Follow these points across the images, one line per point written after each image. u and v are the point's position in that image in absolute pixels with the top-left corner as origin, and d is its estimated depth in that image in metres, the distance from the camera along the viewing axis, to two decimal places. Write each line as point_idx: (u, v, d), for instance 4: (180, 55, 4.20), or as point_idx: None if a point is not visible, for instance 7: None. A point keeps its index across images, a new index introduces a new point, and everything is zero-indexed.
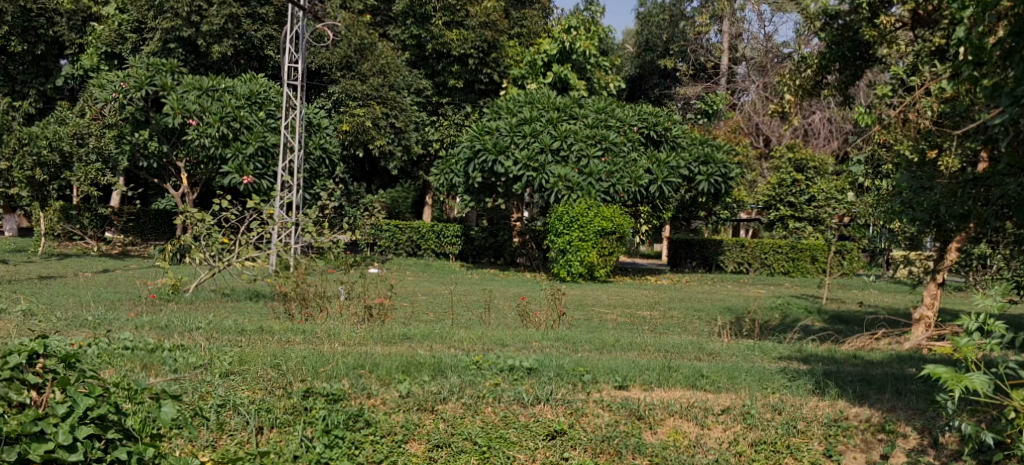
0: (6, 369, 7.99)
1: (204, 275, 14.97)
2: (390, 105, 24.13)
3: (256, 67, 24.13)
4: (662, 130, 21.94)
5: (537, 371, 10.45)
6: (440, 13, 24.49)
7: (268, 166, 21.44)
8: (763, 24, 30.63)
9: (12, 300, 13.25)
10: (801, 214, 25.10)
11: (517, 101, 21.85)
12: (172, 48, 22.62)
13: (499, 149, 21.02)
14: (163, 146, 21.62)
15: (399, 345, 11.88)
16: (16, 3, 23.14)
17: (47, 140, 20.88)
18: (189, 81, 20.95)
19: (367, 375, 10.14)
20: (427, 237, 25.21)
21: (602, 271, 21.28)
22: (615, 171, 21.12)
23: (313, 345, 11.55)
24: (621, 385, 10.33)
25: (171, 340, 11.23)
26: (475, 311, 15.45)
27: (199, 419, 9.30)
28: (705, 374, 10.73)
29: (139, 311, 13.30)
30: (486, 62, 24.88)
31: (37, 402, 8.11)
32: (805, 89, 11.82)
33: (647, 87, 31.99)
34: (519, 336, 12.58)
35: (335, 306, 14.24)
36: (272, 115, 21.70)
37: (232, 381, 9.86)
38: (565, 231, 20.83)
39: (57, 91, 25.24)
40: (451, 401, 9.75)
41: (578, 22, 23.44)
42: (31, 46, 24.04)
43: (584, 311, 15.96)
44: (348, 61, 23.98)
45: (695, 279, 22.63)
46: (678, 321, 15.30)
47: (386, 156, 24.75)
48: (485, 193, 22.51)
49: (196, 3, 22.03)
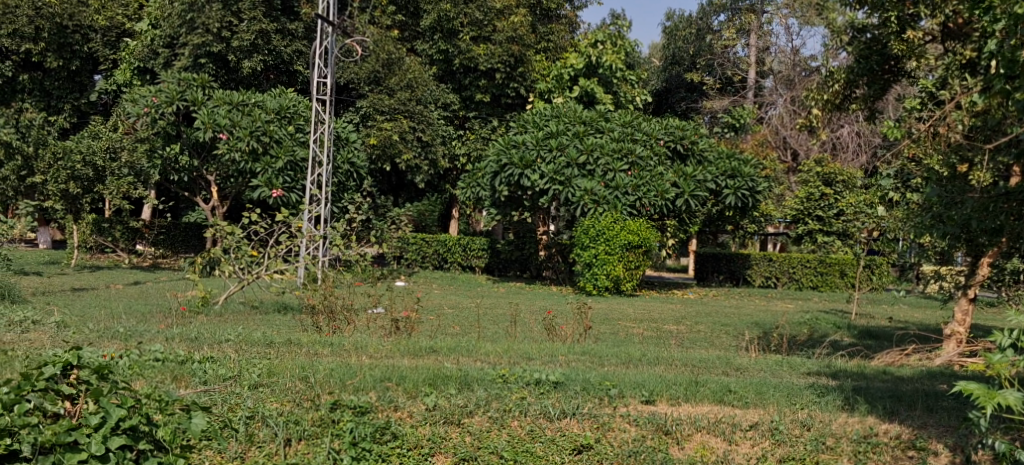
0: (42, 379, 8.12)
1: (233, 287, 15.09)
2: (417, 118, 24.20)
3: (286, 82, 24.36)
4: (689, 144, 21.94)
5: (563, 385, 10.47)
6: (466, 29, 24.65)
7: (297, 179, 21.58)
8: (790, 37, 30.59)
9: (46, 312, 13.40)
10: (829, 228, 24.99)
11: (545, 115, 22.03)
12: (203, 63, 22.78)
13: (525, 163, 21.17)
14: (195, 160, 21.87)
15: (426, 358, 11.94)
16: (52, 19, 23.40)
17: (81, 155, 21.06)
18: (220, 95, 21.22)
19: (394, 388, 10.23)
20: (453, 250, 25.29)
21: (628, 284, 21.25)
22: (642, 185, 21.13)
23: (341, 357, 11.65)
24: (648, 399, 10.32)
25: (201, 352, 11.34)
26: (501, 324, 15.49)
27: (228, 431, 9.32)
28: (733, 389, 10.71)
29: (170, 322, 13.44)
30: (512, 77, 24.80)
31: (72, 412, 8.23)
32: (833, 104, 11.79)
33: (673, 102, 31.70)
34: (545, 350, 12.61)
35: (363, 319, 14.29)
36: (301, 130, 21.89)
37: (261, 393, 9.94)
38: (591, 245, 20.83)
39: (91, 105, 25.57)
40: (477, 415, 9.82)
41: (604, 36, 23.60)
42: (66, 61, 24.30)
43: (611, 324, 15.96)
44: (377, 76, 24.28)
45: (723, 294, 22.58)
46: (705, 336, 15.28)
47: (413, 169, 24.87)
48: (511, 207, 22.60)
49: (227, 18, 22.30)
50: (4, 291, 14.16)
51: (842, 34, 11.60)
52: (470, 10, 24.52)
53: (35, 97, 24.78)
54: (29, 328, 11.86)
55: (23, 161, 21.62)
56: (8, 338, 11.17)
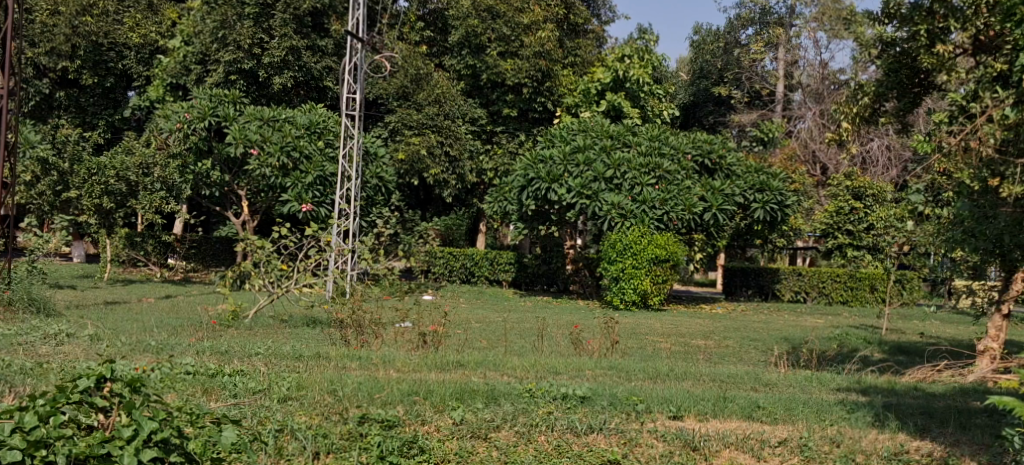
0: (76, 392, 8.23)
1: (263, 301, 15.22)
2: (445, 133, 24.32)
3: (315, 98, 24.61)
4: (716, 158, 22.01)
5: (590, 399, 10.54)
6: (494, 44, 24.79)
7: (326, 194, 21.72)
8: (819, 50, 30.53)
9: (80, 325, 13.57)
10: (859, 242, 24.83)
11: (572, 130, 22.18)
12: (234, 80, 23.04)
13: (552, 178, 21.25)
14: (226, 175, 22.32)
15: (453, 372, 12.00)
16: (88, 37, 23.74)
17: (115, 170, 20.98)
18: (251, 111, 21.51)
19: (421, 402, 10.29)
20: (480, 264, 25.35)
21: (656, 298, 21.20)
22: (669, 199, 21.11)
23: (369, 371, 11.72)
24: (676, 414, 10.35)
25: (231, 365, 11.47)
26: (528, 338, 15.53)
27: (257, 444, 9.28)
28: (761, 405, 10.71)
29: (201, 336, 13.58)
30: (539, 91, 24.88)
31: (105, 425, 8.33)
32: (862, 117, 11.76)
33: (700, 115, 31.54)
34: (572, 364, 12.65)
35: (392, 333, 14.38)
36: (331, 145, 22.06)
37: (290, 406, 10.03)
38: (618, 259, 20.85)
39: (125, 121, 25.91)
40: (504, 429, 9.85)
41: (631, 50, 23.68)
42: (101, 78, 24.68)
43: (638, 339, 15.96)
44: (405, 91, 24.46)
45: (751, 309, 22.47)
46: (733, 351, 15.26)
47: (440, 183, 25.02)
48: (538, 221, 22.67)
49: (258, 36, 22.67)
50: (39, 304, 14.37)
51: (870, 47, 11.68)
52: (497, 25, 24.70)
53: (70, 114, 25.10)
54: (63, 340, 12.03)
55: (59, 176, 21.58)
56: (43, 351, 11.34)
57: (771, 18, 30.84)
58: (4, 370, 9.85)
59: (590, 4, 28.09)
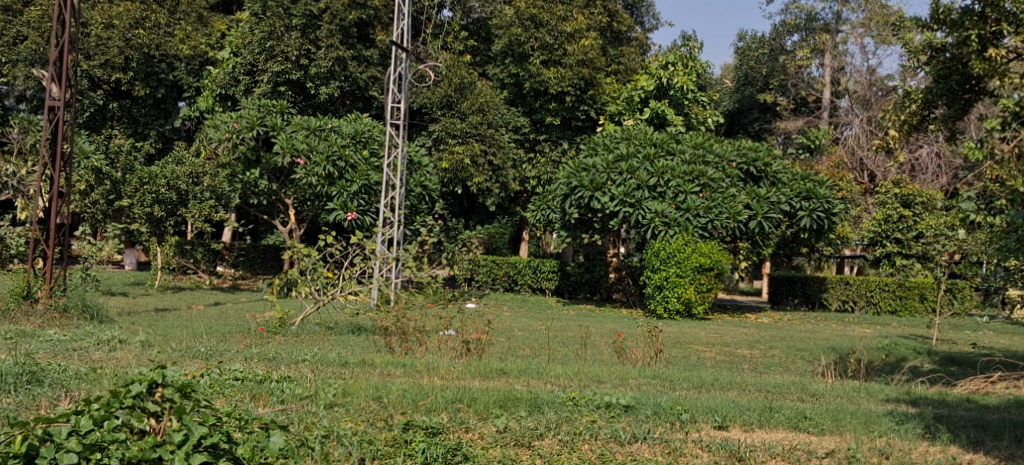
0: (129, 396, 8.19)
1: (309, 308, 15.45)
2: (488, 142, 24.40)
3: (360, 107, 24.94)
4: (762, 165, 21.85)
5: (634, 409, 10.58)
6: (537, 53, 24.58)
7: (371, 203, 22.01)
8: (866, 56, 30.34)
9: (131, 331, 13.84)
10: (908, 251, 24.60)
11: (615, 138, 22.26)
12: (282, 91, 23.27)
13: (595, 186, 21.33)
14: (274, 184, 22.59)
15: (496, 380, 12.10)
16: (140, 49, 24.33)
17: (165, 179, 21.56)
18: (297, 121, 21.81)
19: (464, 410, 10.40)
20: (523, 272, 25.43)
21: (700, 308, 21.09)
22: (715, 207, 21.04)
23: (413, 378, 11.83)
24: (721, 425, 10.36)
25: (279, 372, 11.65)
26: (571, 347, 15.60)
27: (304, 449, 9.23)
28: (808, 415, 10.69)
29: (250, 342, 13.78)
30: (582, 100, 24.99)
31: (156, 429, 8.26)
32: (910, 125, 11.71)
33: (746, 122, 31.58)
34: (615, 373, 12.69)
35: (435, 341, 14.49)
36: (376, 154, 22.26)
37: (336, 412, 10.15)
38: (662, 267, 20.85)
39: (175, 131, 26.31)
40: (547, 438, 9.89)
41: (675, 57, 23.78)
42: (153, 90, 25.03)
43: (683, 348, 15.96)
44: (449, 100, 24.57)
45: (798, 318, 22.29)
46: (779, 361, 15.18)
47: (484, 192, 25.15)
48: (582, 229, 22.72)
49: (305, 46, 23.04)
50: (93, 311, 14.62)
51: (920, 53, 11.58)
52: (540, 34, 24.42)
53: (123, 124, 25.56)
54: (116, 346, 12.28)
55: (112, 185, 21.15)
56: (96, 356, 11.58)
57: (816, 24, 30.59)
58: (59, 374, 10.10)
59: (633, 12, 28.00)
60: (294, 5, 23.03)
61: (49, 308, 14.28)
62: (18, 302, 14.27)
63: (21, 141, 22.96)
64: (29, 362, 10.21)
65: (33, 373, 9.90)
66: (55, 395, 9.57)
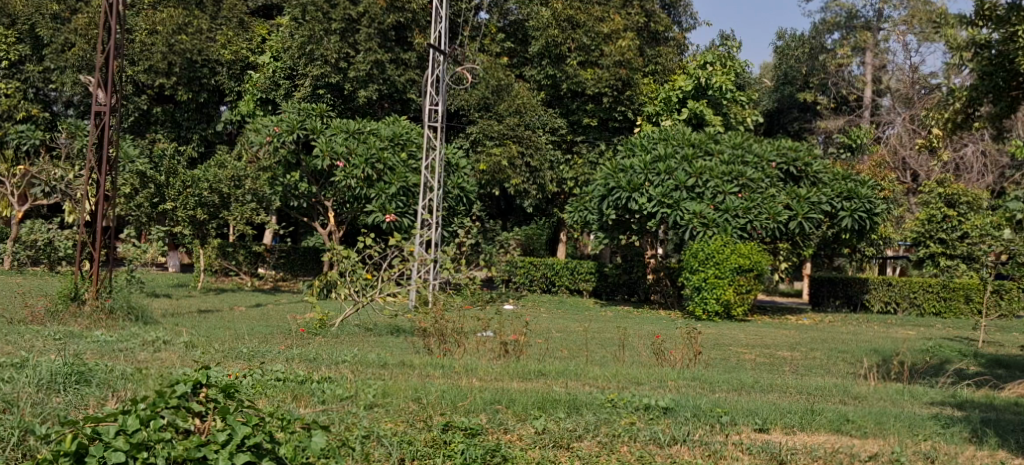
0: (174, 397, 8.39)
1: (349, 310, 15.62)
2: (526, 144, 24.57)
3: (399, 109, 25.28)
4: (802, 165, 21.74)
5: (673, 411, 10.59)
6: (574, 53, 24.77)
7: (409, 205, 22.18)
8: (909, 54, 30.07)
9: (176, 332, 14.02)
10: (953, 251, 24.27)
11: (653, 138, 22.23)
12: (321, 94, 23.88)
13: (633, 187, 21.37)
14: (314, 187, 22.66)
15: (535, 381, 12.14)
16: (184, 55, 24.50)
17: (208, 183, 21.75)
18: (337, 124, 21.97)
19: (504, 411, 10.49)
20: (561, 273, 25.48)
21: (740, 309, 20.98)
22: (753, 207, 21.03)
23: (453, 379, 11.93)
24: (762, 427, 10.34)
25: (320, 372, 11.76)
26: (610, 348, 15.58)
27: (345, 449, 9.36)
28: (851, 418, 10.67)
29: (290, 343, 13.95)
30: (620, 100, 24.90)
31: (201, 429, 8.45)
32: (954, 123, 11.61)
33: (785, 122, 31.17)
34: (654, 375, 12.69)
35: (473, 342, 14.56)
36: (414, 156, 22.45)
37: (376, 413, 10.23)
38: (701, 268, 20.77)
39: (217, 135, 26.55)
40: (587, 440, 9.92)
41: (714, 57, 23.80)
42: (195, 94, 25.33)
43: (722, 350, 15.92)
44: (486, 102, 24.71)
45: (839, 320, 22.14)
46: (821, 363, 15.12)
47: (522, 194, 25.24)
48: (619, 230, 22.69)
49: (344, 50, 23.37)
50: (138, 312, 14.83)
51: (964, 50, 11.42)
52: (578, 36, 24.64)
53: (167, 128, 25.89)
54: (160, 347, 12.44)
55: (156, 189, 21.96)
56: (142, 357, 11.76)
57: (857, 22, 30.50)
58: (107, 374, 10.28)
59: (670, 12, 27.66)
60: (334, 10, 23.31)
61: (95, 309, 14.50)
62: (66, 305, 14.47)
63: (68, 146, 23.34)
64: (78, 362, 10.36)
65: (81, 373, 10.07)
66: (103, 395, 9.74)
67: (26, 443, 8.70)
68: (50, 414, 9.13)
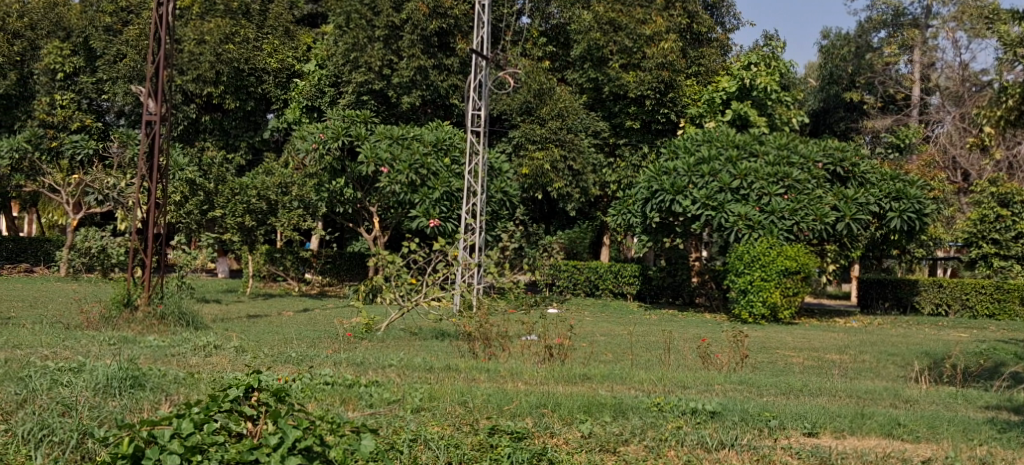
0: (226, 401, 8.54)
1: (394, 314, 15.72)
2: (569, 147, 24.45)
3: (442, 115, 25.35)
4: (849, 166, 21.51)
5: (721, 415, 10.55)
6: (616, 56, 24.75)
7: (453, 209, 22.28)
8: (959, 52, 29.67)
9: (225, 337, 14.21)
10: (1007, 252, 23.98)
11: (696, 140, 22.15)
12: (365, 100, 24.31)
13: (677, 189, 21.34)
14: (359, 193, 22.82)
15: (580, 385, 12.15)
16: (231, 64, 24.80)
17: (256, 190, 22.23)
18: (382, 130, 22.11)
19: (550, 414, 10.49)
20: (604, 277, 25.42)
21: (787, 312, 20.82)
22: (800, 209, 20.89)
23: (498, 383, 11.96)
24: (811, 431, 10.28)
25: (367, 376, 11.85)
26: (654, 352, 15.60)
27: (393, 452, 9.46)
28: (903, 422, 10.56)
29: (337, 348, 14.06)
30: (662, 103, 24.80)
31: (253, 433, 8.56)
32: (1008, 121, 11.47)
33: (832, 122, 30.47)
34: (701, 378, 12.63)
35: (518, 347, 14.59)
36: (457, 161, 22.58)
37: (423, 416, 10.28)
38: (746, 271, 20.64)
39: (264, 143, 26.82)
40: (633, 444, 9.92)
41: (758, 57, 23.48)
42: (242, 102, 25.55)
43: (769, 353, 15.83)
44: (529, 106, 24.87)
45: (889, 322, 21.89)
46: (870, 366, 14.98)
47: (565, 197, 25.26)
48: (663, 233, 22.62)
49: (388, 57, 23.65)
50: (189, 318, 15.04)
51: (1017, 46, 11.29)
52: (619, 38, 24.65)
53: (215, 137, 26.16)
54: (211, 352, 12.61)
55: (205, 196, 22.65)
56: (194, 362, 11.92)
57: (905, 19, 30.62)
58: (160, 378, 10.44)
59: (714, 12, 27.50)
60: (378, 17, 23.58)
61: (148, 315, 14.72)
62: (119, 310, 14.66)
63: (120, 154, 23.94)
64: (132, 366, 10.51)
65: (136, 376, 10.20)
66: (157, 398, 9.90)
67: (84, 446, 8.89)
68: (107, 417, 9.29)
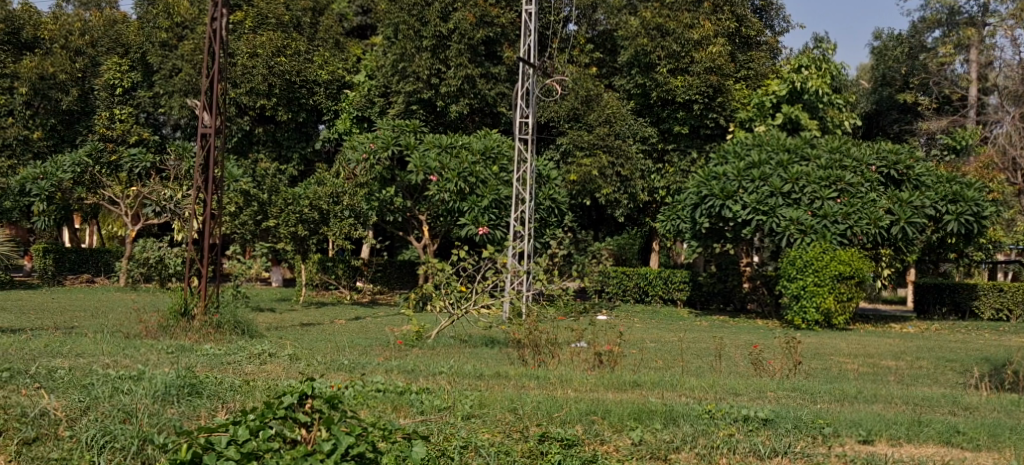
0: (280, 407, 8.67)
1: (444, 322, 15.86)
2: (616, 153, 24.56)
3: (490, 123, 25.54)
4: (904, 168, 21.31)
5: (774, 422, 10.47)
6: (664, 61, 24.58)
7: (501, 217, 22.40)
8: (1017, 50, 29.16)
9: (279, 345, 14.48)
10: None
11: (746, 145, 22.15)
12: (414, 110, 24.57)
13: (727, 194, 21.32)
14: (408, 202, 23.25)
15: (630, 392, 12.21)
16: (283, 76, 25.15)
17: (308, 200, 22.19)
18: (430, 139, 22.48)
19: (600, 422, 10.58)
20: (654, 283, 25.35)
21: (840, 318, 20.64)
22: (853, 213, 20.68)
23: (547, 390, 12.06)
24: (867, 439, 10.26)
25: (417, 383, 12.01)
26: (706, 358, 15.58)
27: (444, 459, 9.61)
28: (962, 430, 10.49)
29: (389, 355, 14.25)
30: (711, 107, 24.68)
31: (307, 440, 8.66)
32: None
33: (885, 123, 30.83)
34: (752, 385, 12.63)
35: (568, 353, 14.67)
36: (505, 169, 22.71)
37: (473, 423, 10.39)
38: (799, 277, 20.52)
39: (316, 153, 27.11)
40: (684, 451, 9.97)
41: (808, 60, 23.48)
42: (294, 114, 25.86)
43: (823, 360, 15.78)
44: (576, 113, 25.21)
45: (947, 328, 21.65)
46: (928, 372, 14.89)
47: (613, 204, 25.39)
48: (713, 238, 22.63)
49: (436, 66, 23.85)
50: (244, 326, 15.32)
51: None
52: (667, 43, 24.43)
53: (268, 148, 26.54)
54: (266, 360, 12.86)
55: (259, 206, 22.98)
56: (249, 369, 12.17)
57: (960, 19, 29.73)
58: (216, 386, 10.68)
59: (762, 16, 27.36)
60: (425, 27, 23.82)
61: (204, 324, 15.03)
62: (176, 320, 15.00)
63: (176, 167, 24.43)
64: (190, 374, 10.76)
65: (193, 385, 10.43)
66: (214, 406, 10.13)
67: (145, 452, 9.15)
68: (166, 424, 9.51)
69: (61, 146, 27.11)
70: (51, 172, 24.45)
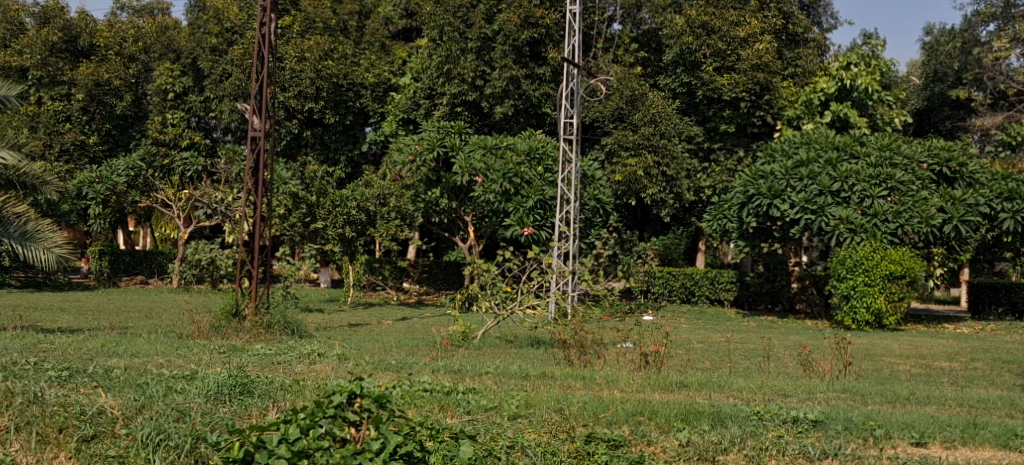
0: (330, 407, 8.77)
1: (491, 322, 15.95)
2: (662, 153, 24.42)
3: (535, 124, 25.61)
4: (957, 165, 21.04)
5: (823, 423, 10.47)
6: (710, 60, 24.59)
7: (547, 217, 22.46)
8: None
9: (328, 345, 14.65)
10: None
11: (794, 143, 22.09)
12: (459, 111, 24.62)
13: (774, 193, 21.23)
14: (453, 203, 23.20)
15: (676, 393, 12.20)
16: (330, 79, 25.42)
17: (356, 202, 22.81)
18: (475, 140, 22.50)
19: (646, 422, 10.62)
20: (701, 283, 25.25)
21: (891, 318, 20.43)
22: (904, 211, 20.46)
23: (594, 391, 12.10)
24: (920, 441, 10.20)
25: (465, 383, 12.11)
26: (753, 359, 15.51)
27: (491, 459, 9.68)
28: (1018, 433, 10.39)
29: (436, 355, 14.37)
30: (757, 106, 24.52)
31: (356, 438, 8.80)
32: None
33: (936, 120, 30.91)
34: (802, 386, 12.58)
35: (614, 354, 14.70)
36: (551, 170, 22.79)
37: (519, 423, 10.45)
38: (849, 276, 20.33)
39: (363, 156, 27.34)
40: (733, 452, 9.94)
41: (857, 57, 23.28)
42: (342, 117, 26.17)
43: (874, 361, 15.69)
44: (621, 113, 25.13)
45: (1000, 328, 21.38)
46: (982, 373, 14.73)
47: (659, 204, 25.30)
48: (760, 238, 22.52)
49: (481, 68, 24.06)
50: (293, 326, 15.51)
51: None
52: (713, 41, 24.39)
53: (316, 151, 26.70)
54: (316, 360, 13.04)
55: (308, 208, 23.08)
56: (298, 369, 12.33)
57: (1015, 11, 28.90)
58: (267, 386, 10.83)
59: (810, 12, 27.25)
60: (470, 30, 24.05)
61: (255, 324, 15.26)
62: (228, 320, 15.23)
63: (226, 170, 24.78)
64: (241, 374, 10.94)
65: (245, 384, 10.62)
66: (264, 405, 10.30)
67: (198, 450, 9.33)
68: (219, 422, 9.71)
69: (115, 151, 27.59)
70: (106, 176, 24.97)
